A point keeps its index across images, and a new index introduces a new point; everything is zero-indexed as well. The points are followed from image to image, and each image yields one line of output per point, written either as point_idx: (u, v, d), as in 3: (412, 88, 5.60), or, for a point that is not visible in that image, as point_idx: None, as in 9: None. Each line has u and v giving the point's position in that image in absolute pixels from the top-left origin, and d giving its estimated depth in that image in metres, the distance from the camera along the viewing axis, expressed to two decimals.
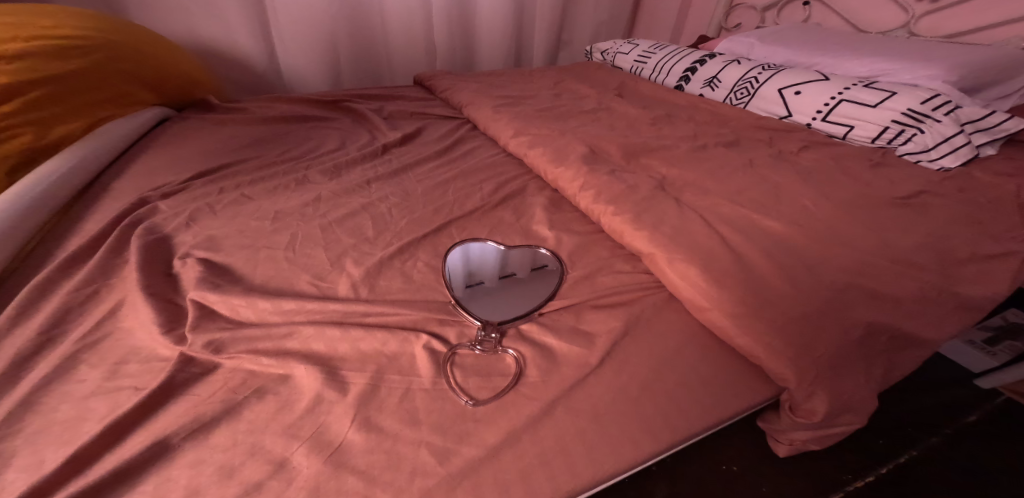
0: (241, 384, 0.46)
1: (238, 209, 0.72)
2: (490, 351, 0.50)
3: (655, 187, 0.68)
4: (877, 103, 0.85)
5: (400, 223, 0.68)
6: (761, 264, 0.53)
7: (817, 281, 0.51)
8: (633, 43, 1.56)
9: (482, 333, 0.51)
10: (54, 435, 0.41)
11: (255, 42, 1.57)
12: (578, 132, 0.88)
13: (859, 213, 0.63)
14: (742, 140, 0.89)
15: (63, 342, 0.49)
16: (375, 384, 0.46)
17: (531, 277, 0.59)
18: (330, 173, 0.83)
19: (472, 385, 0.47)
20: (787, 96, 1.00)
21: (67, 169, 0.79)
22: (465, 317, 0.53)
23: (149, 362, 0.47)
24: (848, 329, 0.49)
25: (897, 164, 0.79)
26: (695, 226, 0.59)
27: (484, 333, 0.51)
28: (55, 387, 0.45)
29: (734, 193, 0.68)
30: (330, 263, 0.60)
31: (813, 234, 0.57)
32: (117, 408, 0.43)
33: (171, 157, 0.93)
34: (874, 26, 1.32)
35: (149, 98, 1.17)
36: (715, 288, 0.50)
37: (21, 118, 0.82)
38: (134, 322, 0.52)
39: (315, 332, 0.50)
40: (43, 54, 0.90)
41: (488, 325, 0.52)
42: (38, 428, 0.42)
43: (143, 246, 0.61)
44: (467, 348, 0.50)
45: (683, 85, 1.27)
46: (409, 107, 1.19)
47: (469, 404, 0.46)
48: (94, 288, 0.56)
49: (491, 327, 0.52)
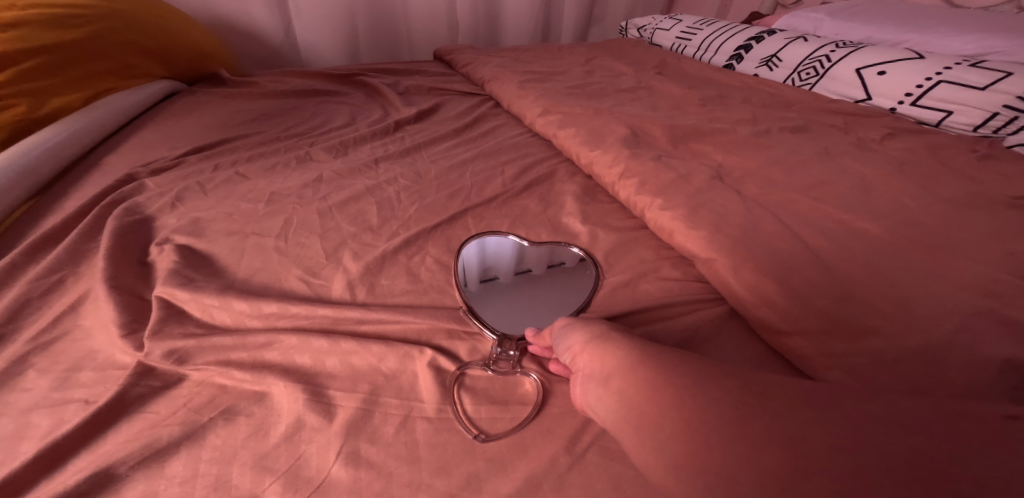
0: (208, 403, 0.37)
1: (230, 189, 0.64)
2: (507, 373, 0.42)
3: (711, 177, 0.57)
4: (985, 85, 0.74)
5: (408, 210, 0.59)
6: (861, 278, 0.42)
7: (935, 305, 0.39)
8: (676, 18, 1.42)
9: (498, 350, 0.43)
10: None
11: (270, 14, 1.49)
12: (616, 111, 0.76)
13: (973, 216, 0.51)
14: (811, 125, 0.77)
15: (13, 343, 0.42)
16: (368, 408, 0.38)
17: (558, 283, 0.50)
18: (335, 149, 0.74)
19: (483, 417, 0.38)
20: (868, 77, 0.89)
21: (58, 142, 0.73)
22: (472, 318, 0.45)
23: (105, 371, 0.40)
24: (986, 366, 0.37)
25: (1007, 157, 0.67)
26: (767, 229, 0.48)
27: (500, 350, 0.43)
28: None
29: (810, 187, 0.56)
30: (324, 256, 0.51)
31: (920, 242, 0.46)
32: (61, 425, 0.35)
33: (171, 132, 0.86)
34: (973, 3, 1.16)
35: (160, 71, 1.11)
36: (797, 310, 0.40)
37: (15, 88, 0.78)
38: (95, 321, 0.44)
39: (298, 342, 0.42)
40: (40, 22, 0.85)
41: (505, 341, 0.43)
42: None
43: (118, 229, 0.53)
44: (480, 370, 0.42)
45: (735, 64, 1.15)
46: (427, 82, 1.10)
47: (478, 439, 0.37)
48: (59, 277, 0.49)
49: (510, 342, 0.44)
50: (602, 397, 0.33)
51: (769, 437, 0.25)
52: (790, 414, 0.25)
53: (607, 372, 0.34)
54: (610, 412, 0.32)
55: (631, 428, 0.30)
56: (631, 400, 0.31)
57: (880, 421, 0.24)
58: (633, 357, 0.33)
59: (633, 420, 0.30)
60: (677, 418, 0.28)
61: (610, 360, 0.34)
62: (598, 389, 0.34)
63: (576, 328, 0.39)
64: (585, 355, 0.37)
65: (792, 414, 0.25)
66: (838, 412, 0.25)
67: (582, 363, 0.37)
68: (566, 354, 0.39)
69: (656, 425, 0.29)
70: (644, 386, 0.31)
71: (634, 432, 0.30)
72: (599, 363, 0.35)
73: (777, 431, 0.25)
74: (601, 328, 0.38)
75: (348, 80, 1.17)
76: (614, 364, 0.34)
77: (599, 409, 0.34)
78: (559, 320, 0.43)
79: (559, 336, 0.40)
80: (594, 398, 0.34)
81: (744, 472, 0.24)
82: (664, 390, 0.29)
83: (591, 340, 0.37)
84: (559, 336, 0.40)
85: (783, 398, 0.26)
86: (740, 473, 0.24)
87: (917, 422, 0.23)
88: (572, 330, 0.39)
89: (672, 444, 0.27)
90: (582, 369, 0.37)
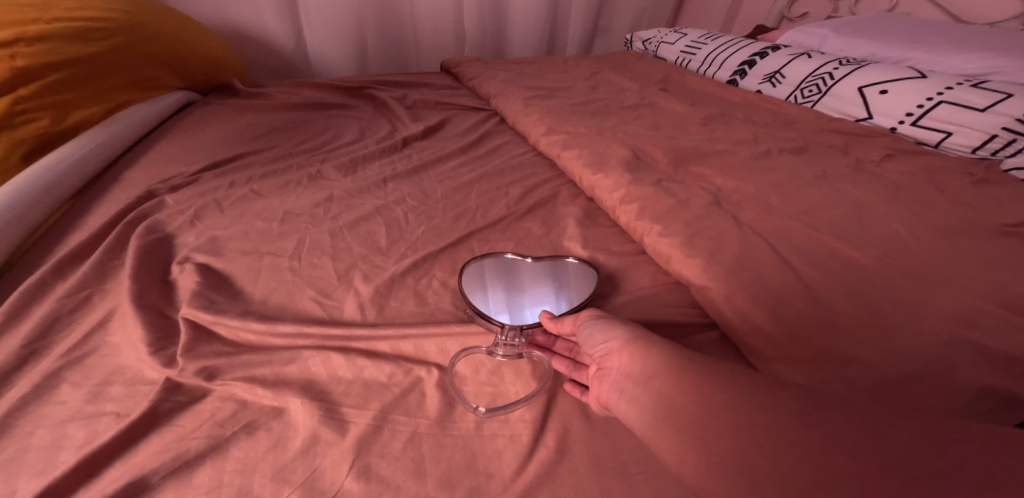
0: (231, 417, 0.40)
1: (246, 207, 0.66)
2: (514, 356, 0.46)
3: (709, 203, 0.59)
4: (985, 107, 0.76)
5: (416, 231, 0.61)
6: (849, 308, 0.44)
7: (918, 335, 0.41)
8: (681, 31, 1.43)
9: (504, 336, 0.46)
10: (24, 465, 0.36)
11: (283, 24, 1.53)
12: (619, 132, 0.78)
13: (964, 244, 0.53)
14: (811, 146, 0.78)
15: (46, 357, 0.45)
16: (378, 424, 0.40)
17: (564, 287, 0.52)
18: (345, 168, 0.77)
19: (480, 396, 0.43)
20: (870, 96, 0.90)
21: (80, 157, 0.76)
22: (476, 316, 0.48)
23: (134, 385, 0.42)
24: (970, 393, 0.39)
25: (1003, 181, 0.69)
26: (761, 256, 0.50)
27: (506, 336, 0.46)
28: (32, 408, 0.40)
29: (804, 214, 0.58)
30: (336, 277, 0.54)
31: (909, 271, 0.48)
32: (95, 437, 0.38)
33: (187, 145, 0.89)
34: (979, 19, 1.17)
35: (173, 82, 1.14)
36: (786, 338, 0.42)
37: (39, 102, 0.80)
38: (123, 338, 0.47)
39: (318, 358, 0.45)
40: (67, 36, 0.88)
41: (511, 327, 0.47)
42: (9, 454, 0.36)
43: (142, 248, 0.56)
44: (483, 353, 0.46)
45: (738, 80, 1.17)
46: (434, 96, 1.12)
47: (480, 411, 0.41)
48: (87, 294, 0.52)
49: (519, 331, 0.47)
50: (638, 396, 0.35)
51: (829, 443, 0.26)
52: (858, 427, 0.27)
53: (648, 373, 0.36)
54: (647, 411, 0.34)
55: (671, 426, 0.32)
56: (673, 400, 0.33)
57: (950, 440, 0.25)
58: (678, 361, 0.35)
59: (673, 419, 0.32)
60: (727, 420, 0.30)
61: (651, 361, 0.36)
62: (634, 388, 0.36)
63: (616, 328, 0.40)
64: (623, 355, 0.38)
65: (851, 427, 0.27)
66: (911, 429, 0.26)
67: (617, 362, 0.39)
68: (599, 351, 0.41)
69: (701, 425, 0.30)
70: (690, 390, 0.33)
71: (674, 430, 0.31)
72: (640, 363, 0.37)
73: (843, 440, 0.26)
74: (638, 332, 0.40)
75: (357, 92, 1.20)
76: (656, 366, 0.35)
77: (630, 408, 0.35)
78: (585, 311, 0.45)
79: (592, 330, 0.42)
80: (627, 396, 0.36)
81: (799, 473, 0.26)
82: (714, 396, 0.31)
83: (631, 340, 0.39)
84: (591, 332, 0.42)
85: (837, 412, 0.28)
86: (794, 472, 0.26)
87: (973, 442, 0.25)
88: (609, 329, 0.41)
89: (719, 444, 0.29)
90: (617, 367, 0.38)
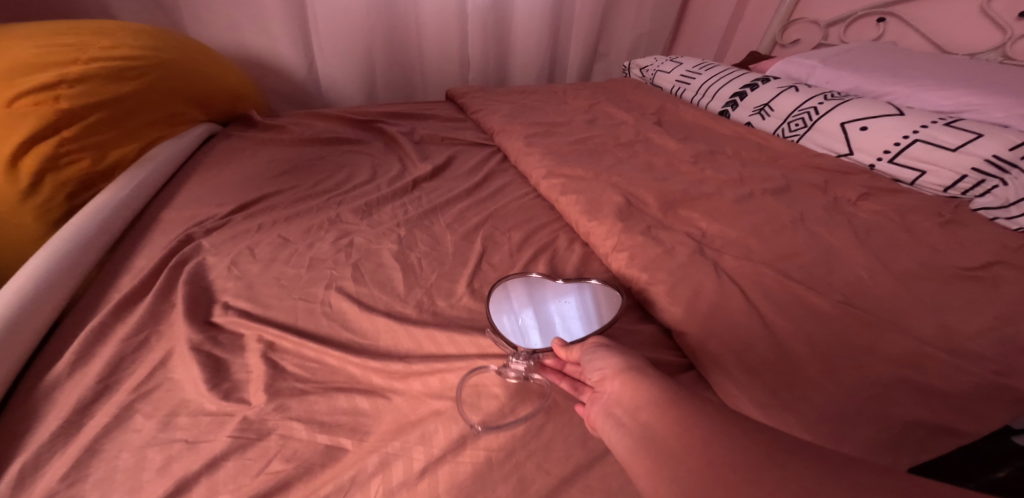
0: (279, 449, 0.47)
1: (276, 251, 0.73)
2: (523, 379, 0.53)
3: (693, 250, 0.65)
4: (956, 146, 0.82)
5: (429, 277, 0.68)
6: (810, 353, 0.50)
7: (862, 376, 0.48)
8: (676, 61, 1.50)
9: (515, 359, 0.52)
10: (116, 485, 0.43)
11: (296, 52, 1.60)
12: (614, 175, 0.85)
13: (919, 289, 0.59)
14: (793, 185, 0.85)
15: (118, 391, 0.52)
16: (402, 457, 0.46)
17: (584, 312, 0.57)
18: (361, 211, 0.84)
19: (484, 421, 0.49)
20: (852, 132, 0.96)
21: (124, 199, 0.83)
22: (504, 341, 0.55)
23: (197, 416, 0.49)
24: (909, 428, 0.45)
25: (969, 222, 0.75)
26: (734, 302, 0.56)
27: (517, 359, 0.52)
28: (114, 436, 0.47)
29: (779, 260, 0.64)
30: (361, 322, 0.61)
31: (867, 318, 0.54)
32: (170, 463, 0.45)
33: (215, 185, 0.96)
34: (961, 48, 1.23)
35: (197, 115, 1.21)
36: (752, 380, 0.48)
37: (81, 144, 0.86)
38: (182, 374, 0.54)
39: (349, 397, 0.52)
40: (102, 76, 0.95)
41: (523, 351, 0.53)
42: (101, 477, 0.44)
43: (190, 294, 0.64)
44: (494, 373, 0.53)
45: (730, 111, 1.22)
46: (440, 132, 1.19)
47: (478, 429, 0.48)
48: (145, 335, 0.59)
49: (526, 354, 0.53)
50: (626, 423, 0.41)
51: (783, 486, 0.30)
52: (808, 473, 0.31)
53: (636, 404, 0.41)
54: (632, 437, 0.39)
55: (650, 455, 0.37)
56: (655, 431, 0.38)
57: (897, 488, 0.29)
58: (665, 395, 0.40)
59: (652, 449, 0.37)
60: (699, 455, 0.34)
61: (640, 393, 0.42)
62: (622, 415, 0.42)
63: (614, 358, 0.46)
64: (617, 385, 0.44)
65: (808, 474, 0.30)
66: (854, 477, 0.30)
67: (612, 390, 0.45)
68: (596, 377, 0.47)
69: (676, 459, 0.35)
70: (672, 424, 0.38)
71: (652, 460, 0.36)
72: (630, 393, 0.42)
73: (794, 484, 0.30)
74: (631, 364, 0.46)
75: (367, 126, 1.27)
76: (644, 397, 0.41)
77: (618, 431, 0.41)
78: (591, 343, 0.51)
79: (592, 359, 0.48)
80: (615, 423, 0.42)
81: None
82: (692, 432, 0.36)
83: (624, 372, 0.45)
84: (591, 360, 0.48)
85: (797, 457, 0.32)
86: None
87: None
88: (606, 358, 0.47)
89: (688, 476, 0.34)
90: (610, 395, 0.44)
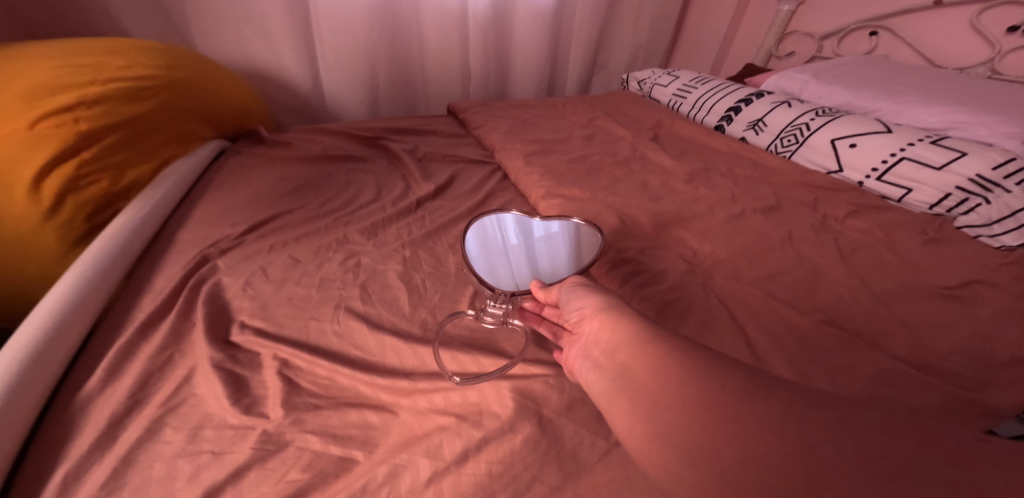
0: (295, 461, 0.50)
1: (289, 271, 0.77)
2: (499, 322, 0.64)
3: (684, 271, 0.69)
4: (941, 165, 0.85)
5: (434, 297, 0.72)
6: (791, 371, 0.53)
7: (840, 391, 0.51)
8: (673, 74, 1.53)
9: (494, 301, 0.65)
10: (151, 492, 0.47)
11: (302, 68, 1.64)
12: (610, 195, 0.88)
13: (898, 309, 0.62)
14: (783, 203, 0.88)
15: (147, 406, 0.56)
16: (410, 469, 0.50)
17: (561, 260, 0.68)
18: (367, 232, 0.88)
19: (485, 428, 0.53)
20: (841, 148, 0.99)
21: (143, 218, 0.87)
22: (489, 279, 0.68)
23: (221, 429, 0.53)
24: None
25: (953, 240, 0.78)
26: (721, 322, 0.59)
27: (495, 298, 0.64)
28: (147, 447, 0.51)
29: (765, 279, 0.67)
30: (369, 341, 0.64)
31: (846, 336, 0.57)
32: (198, 473, 0.49)
33: (228, 205, 1.00)
34: (952, 63, 1.27)
35: (207, 132, 1.25)
36: None
37: (100, 165, 0.89)
38: (204, 390, 0.58)
39: (360, 413, 0.56)
40: (120, 96, 0.98)
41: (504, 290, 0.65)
42: (137, 485, 0.48)
43: (209, 313, 0.67)
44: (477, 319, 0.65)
45: (725, 126, 1.25)
46: (442, 149, 1.23)
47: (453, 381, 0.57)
48: (169, 352, 0.63)
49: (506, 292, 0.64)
50: (604, 365, 0.44)
51: (760, 423, 0.33)
52: (783, 416, 0.33)
53: (614, 345, 0.44)
54: (610, 375, 0.42)
55: (627, 396, 0.39)
56: (633, 371, 0.41)
57: (868, 431, 0.31)
58: (644, 334, 0.43)
59: (630, 389, 0.40)
60: (678, 395, 0.36)
61: (620, 334, 0.44)
62: (601, 357, 0.44)
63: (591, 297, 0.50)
64: (596, 325, 0.47)
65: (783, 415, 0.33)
66: (826, 419, 0.32)
67: (590, 329, 0.48)
68: (575, 316, 0.51)
69: (653, 399, 0.37)
70: (650, 363, 0.40)
71: (630, 400, 0.39)
72: (609, 333, 0.46)
73: (770, 421, 0.33)
74: (609, 304, 0.49)
75: (371, 142, 1.30)
76: (623, 337, 0.44)
77: (597, 372, 0.44)
78: (571, 286, 0.55)
79: (572, 299, 0.53)
80: (595, 365, 0.45)
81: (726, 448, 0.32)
82: (670, 371, 0.38)
83: (603, 312, 0.48)
84: (570, 299, 0.53)
85: (770, 399, 0.34)
86: (723, 447, 0.33)
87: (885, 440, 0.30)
88: (585, 298, 0.51)
89: (665, 416, 0.36)
90: (589, 334, 0.48)
